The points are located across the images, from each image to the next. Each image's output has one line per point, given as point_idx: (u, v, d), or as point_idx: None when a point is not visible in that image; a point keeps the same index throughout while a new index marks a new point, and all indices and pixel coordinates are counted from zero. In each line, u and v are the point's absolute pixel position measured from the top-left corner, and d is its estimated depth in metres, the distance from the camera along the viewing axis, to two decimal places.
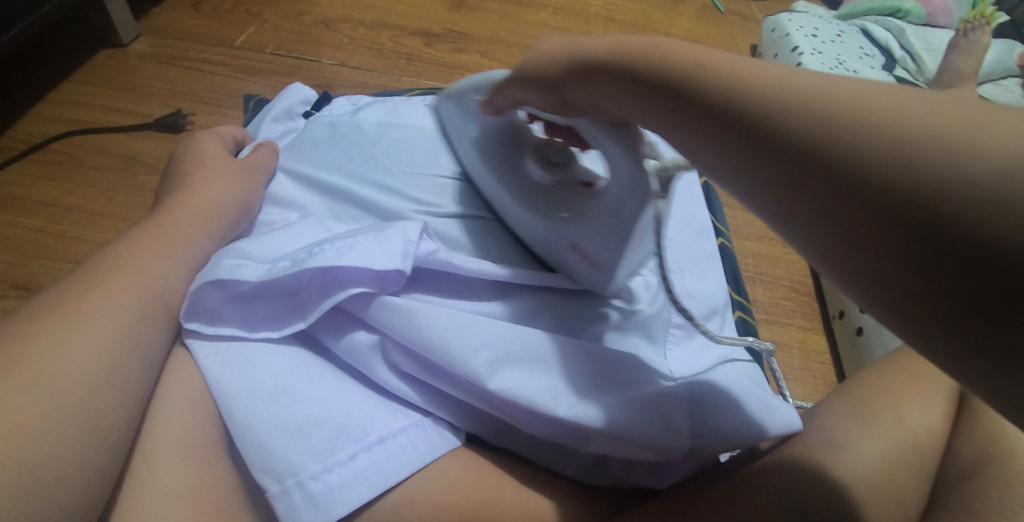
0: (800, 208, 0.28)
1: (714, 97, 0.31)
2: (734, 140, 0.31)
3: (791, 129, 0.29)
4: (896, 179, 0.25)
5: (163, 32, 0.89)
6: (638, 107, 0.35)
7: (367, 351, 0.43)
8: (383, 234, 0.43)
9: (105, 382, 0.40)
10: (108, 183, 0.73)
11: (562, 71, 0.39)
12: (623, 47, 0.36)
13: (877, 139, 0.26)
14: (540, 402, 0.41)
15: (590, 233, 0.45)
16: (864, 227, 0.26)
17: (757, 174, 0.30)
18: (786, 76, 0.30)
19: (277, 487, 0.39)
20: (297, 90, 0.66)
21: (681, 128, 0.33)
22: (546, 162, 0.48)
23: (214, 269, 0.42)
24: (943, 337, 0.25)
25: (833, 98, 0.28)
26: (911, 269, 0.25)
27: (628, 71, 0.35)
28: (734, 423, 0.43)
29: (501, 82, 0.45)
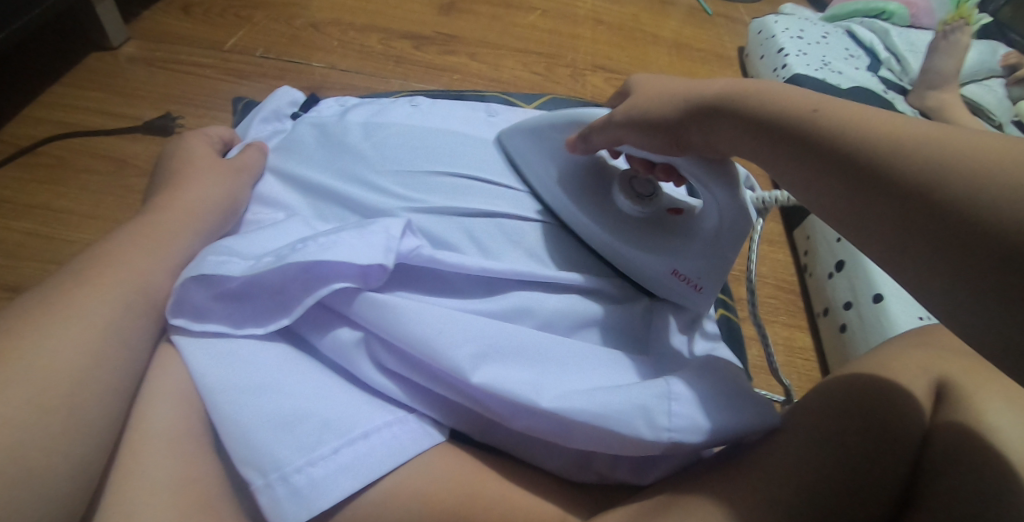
0: (875, 226, 0.34)
1: (827, 144, 0.36)
2: (824, 170, 0.36)
3: (899, 174, 0.33)
4: (998, 221, 0.29)
5: (153, 35, 0.90)
6: (749, 146, 0.41)
7: (351, 347, 0.44)
8: (367, 230, 0.44)
9: (89, 377, 0.40)
10: (97, 186, 0.73)
11: (666, 110, 0.45)
12: (724, 91, 0.42)
13: (947, 170, 0.32)
14: (522, 396, 0.41)
15: (693, 257, 0.50)
16: (965, 261, 0.30)
17: (841, 197, 0.35)
18: (874, 116, 0.36)
19: (262, 481, 0.39)
20: (286, 92, 0.67)
21: (777, 158, 0.39)
22: (634, 194, 0.52)
23: (198, 266, 0.43)
24: (995, 341, 0.29)
25: (911, 137, 0.34)
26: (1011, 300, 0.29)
27: (741, 116, 0.41)
28: (714, 416, 0.44)
29: (599, 122, 0.49)
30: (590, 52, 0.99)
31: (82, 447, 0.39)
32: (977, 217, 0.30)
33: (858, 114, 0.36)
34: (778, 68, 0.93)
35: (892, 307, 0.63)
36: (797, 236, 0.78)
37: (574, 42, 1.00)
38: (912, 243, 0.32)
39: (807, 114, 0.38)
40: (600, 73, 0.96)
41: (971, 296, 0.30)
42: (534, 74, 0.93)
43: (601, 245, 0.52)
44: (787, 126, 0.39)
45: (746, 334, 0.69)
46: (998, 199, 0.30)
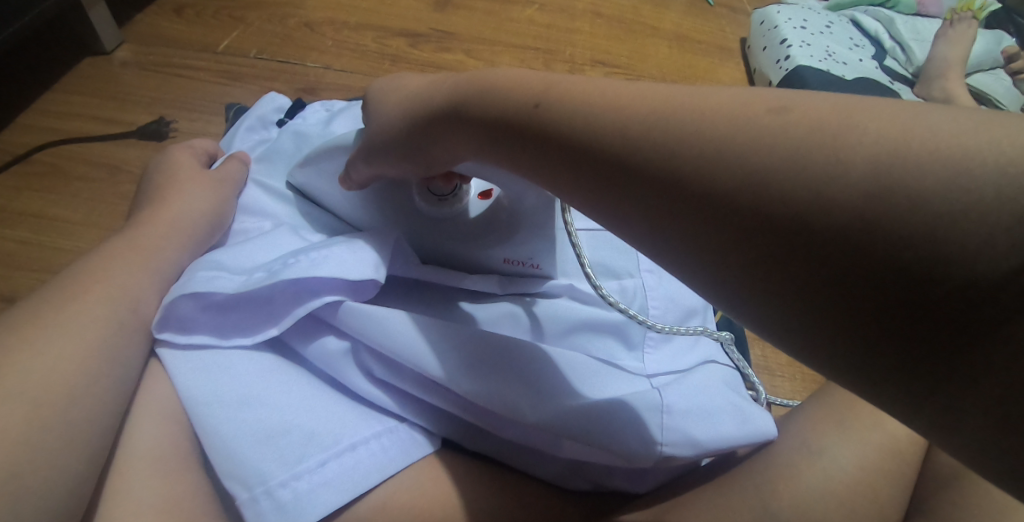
0: (732, 270, 0.28)
1: (583, 146, 0.32)
2: (645, 200, 0.30)
3: (668, 172, 0.30)
4: (789, 212, 0.26)
5: (146, 39, 0.89)
6: (500, 149, 0.37)
7: (340, 358, 0.43)
8: (357, 246, 0.44)
9: (82, 393, 0.40)
10: (90, 193, 0.73)
11: (410, 130, 0.41)
12: (483, 96, 0.37)
13: (789, 175, 0.27)
14: (504, 408, 0.42)
15: (517, 246, 0.47)
16: (770, 263, 0.27)
17: (698, 246, 0.29)
18: (665, 114, 0.30)
19: (246, 495, 0.38)
20: (272, 98, 0.66)
21: (598, 200, 0.32)
22: (430, 195, 0.46)
23: (189, 281, 0.42)
24: (844, 350, 0.26)
25: (678, 132, 0.30)
26: (827, 297, 0.26)
27: (476, 116, 0.37)
28: (705, 427, 0.43)
29: (354, 158, 0.45)
30: (588, 46, 0.98)
31: (72, 465, 0.38)
32: (849, 227, 0.25)
33: (648, 115, 0.31)
34: (781, 60, 0.91)
35: None
36: None
37: (572, 36, 0.99)
38: (780, 285, 0.27)
39: (590, 122, 0.32)
40: (598, 67, 0.94)
41: (907, 344, 0.24)
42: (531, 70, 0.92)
43: (429, 252, 0.49)
44: (566, 141, 0.33)
45: (749, 333, 0.67)
46: (864, 195, 0.25)
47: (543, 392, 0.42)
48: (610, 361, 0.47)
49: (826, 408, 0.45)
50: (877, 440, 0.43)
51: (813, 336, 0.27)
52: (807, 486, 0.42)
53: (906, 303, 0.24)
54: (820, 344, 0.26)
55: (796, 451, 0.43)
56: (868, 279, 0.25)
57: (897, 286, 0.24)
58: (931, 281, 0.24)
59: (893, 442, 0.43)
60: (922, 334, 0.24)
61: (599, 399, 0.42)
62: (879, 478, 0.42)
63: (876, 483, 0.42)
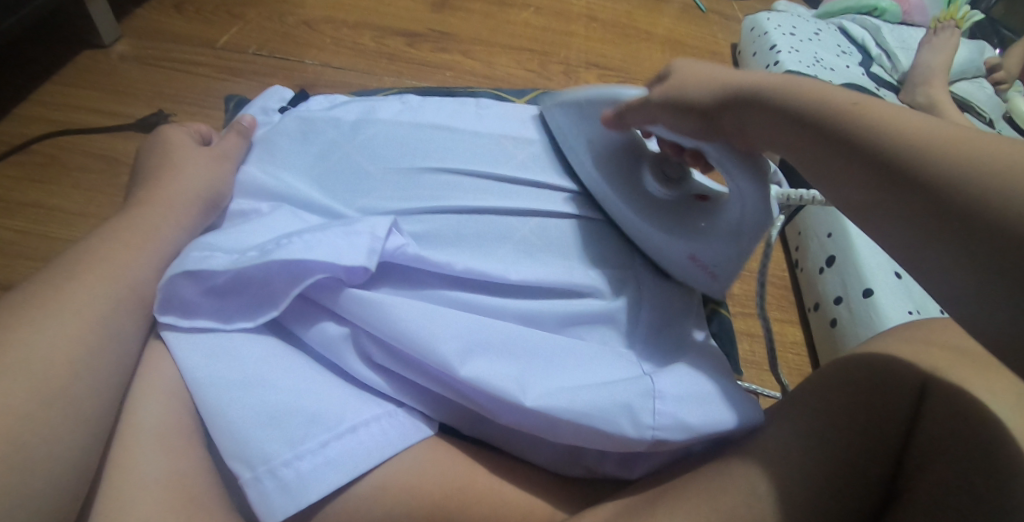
0: (885, 214, 0.35)
1: (833, 122, 0.38)
2: (856, 167, 0.36)
3: (895, 150, 0.35)
4: (983, 201, 0.32)
5: (145, 34, 0.89)
6: (777, 125, 0.40)
7: (339, 342, 0.44)
8: (352, 229, 0.44)
9: (84, 370, 0.41)
10: (90, 183, 0.73)
11: (707, 95, 0.44)
12: (779, 83, 0.41)
13: (969, 166, 0.33)
14: (505, 390, 0.43)
15: (711, 246, 0.48)
16: (948, 235, 0.33)
17: (896, 211, 0.35)
18: (899, 117, 0.36)
19: (250, 474, 0.40)
20: (276, 91, 0.68)
21: (825, 165, 0.38)
22: (663, 176, 0.50)
23: (184, 261, 0.43)
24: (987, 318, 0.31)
25: (914, 127, 0.35)
26: (979, 271, 0.31)
27: (772, 99, 0.41)
28: (695, 411, 0.44)
29: (637, 102, 0.47)
30: (584, 49, 0.99)
31: (78, 441, 0.39)
32: (996, 206, 0.31)
33: (903, 117, 0.36)
34: (771, 65, 0.93)
35: (883, 300, 0.63)
36: (790, 233, 0.79)
37: (567, 39, 1.00)
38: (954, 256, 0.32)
39: (858, 116, 0.37)
40: (593, 69, 0.96)
41: None
42: (528, 71, 0.94)
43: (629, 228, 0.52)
44: (820, 119, 0.39)
45: (737, 328, 0.69)
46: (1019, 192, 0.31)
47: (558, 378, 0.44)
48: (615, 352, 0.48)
49: (812, 389, 0.45)
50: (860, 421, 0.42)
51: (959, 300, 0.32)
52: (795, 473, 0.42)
53: None
54: (943, 286, 0.33)
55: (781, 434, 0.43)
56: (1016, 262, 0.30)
57: None
58: None
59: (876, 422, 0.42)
60: None
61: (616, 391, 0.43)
62: (859, 457, 0.42)
63: (856, 463, 0.41)
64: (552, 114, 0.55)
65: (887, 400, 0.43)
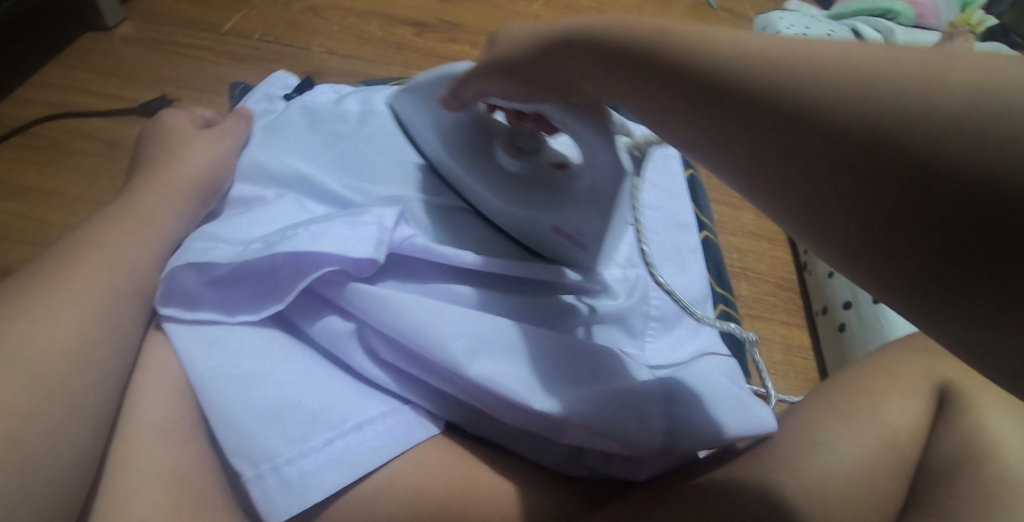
0: (772, 173, 0.28)
1: (677, 66, 0.31)
2: (720, 117, 0.29)
3: (758, 90, 0.28)
4: (877, 135, 0.24)
5: (149, 16, 0.88)
6: (619, 79, 0.34)
7: (345, 337, 0.44)
8: (358, 220, 0.43)
9: (86, 361, 0.40)
10: (90, 167, 0.72)
11: (527, 50, 0.39)
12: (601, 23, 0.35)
13: (838, 91, 0.25)
14: (513, 388, 0.42)
15: (570, 214, 0.47)
16: (852, 189, 0.25)
17: (784, 170, 0.27)
18: (743, 43, 0.29)
19: (252, 472, 0.39)
20: (280, 77, 0.67)
21: (684, 123, 0.31)
22: (515, 149, 0.50)
23: (186, 252, 0.42)
24: (926, 287, 0.24)
25: (773, 55, 0.28)
26: (893, 227, 0.24)
27: (604, 47, 0.34)
28: (704, 416, 0.44)
29: (466, 76, 0.45)
30: None
31: (79, 433, 0.38)
32: (875, 133, 0.24)
33: (748, 41, 0.29)
34: None
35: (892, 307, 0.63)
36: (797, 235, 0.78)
37: None
38: (863, 215, 0.25)
39: (694, 52, 0.30)
40: None
41: (977, 276, 0.23)
42: None
43: (494, 213, 0.51)
44: (665, 63, 0.31)
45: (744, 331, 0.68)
46: (904, 105, 0.24)
47: (566, 377, 0.43)
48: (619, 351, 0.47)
49: (824, 404, 0.46)
50: (878, 434, 0.43)
51: (879, 270, 0.25)
52: (808, 483, 0.41)
53: (975, 231, 0.22)
54: (858, 262, 0.26)
55: (796, 444, 0.43)
56: (937, 209, 0.23)
57: (971, 214, 0.22)
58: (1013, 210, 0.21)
59: (893, 435, 0.43)
60: (995, 269, 0.22)
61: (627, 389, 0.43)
62: (879, 470, 0.42)
63: (875, 474, 0.42)
64: (398, 99, 0.54)
65: (903, 413, 0.44)
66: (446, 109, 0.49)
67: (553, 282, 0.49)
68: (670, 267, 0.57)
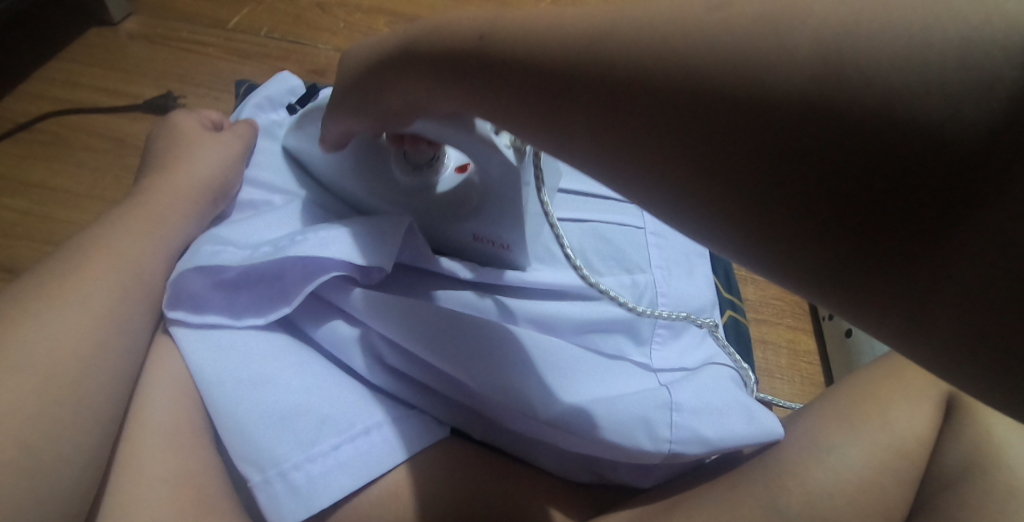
0: (693, 164, 0.24)
1: (536, 64, 0.28)
2: (614, 109, 0.26)
3: (655, 72, 0.24)
4: (821, 106, 0.21)
5: (155, 11, 0.88)
6: (475, 97, 0.31)
7: (352, 344, 0.43)
8: (371, 223, 0.43)
9: (93, 364, 0.40)
10: (96, 165, 0.72)
11: (364, 76, 0.39)
12: (435, 30, 0.33)
13: (758, 58, 0.22)
14: (520, 401, 0.42)
15: (483, 220, 0.45)
16: (801, 173, 0.22)
17: (710, 158, 0.24)
18: (606, 27, 0.26)
19: (259, 477, 0.39)
20: (284, 79, 0.66)
21: (577, 121, 0.27)
22: (409, 165, 0.45)
23: (194, 255, 0.42)
24: (897, 271, 0.21)
25: (648, 33, 0.25)
26: (854, 211, 0.21)
27: (444, 60, 0.32)
28: (712, 425, 0.43)
29: (330, 110, 0.43)
30: None
31: (86, 438, 0.38)
32: (795, 99, 0.22)
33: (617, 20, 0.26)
34: None
35: None
36: None
37: None
38: (817, 201, 0.21)
39: (549, 49, 0.27)
40: None
41: (959, 249, 0.20)
42: None
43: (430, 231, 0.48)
44: (525, 63, 0.28)
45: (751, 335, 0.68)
46: (841, 65, 0.21)
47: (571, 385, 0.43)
48: (624, 360, 0.47)
49: (832, 409, 0.45)
50: (885, 441, 0.43)
51: (844, 264, 0.22)
52: (817, 493, 0.41)
53: (951, 199, 0.20)
54: (810, 255, 0.22)
55: (805, 450, 0.43)
56: (905, 183, 0.20)
57: (951, 179, 0.20)
58: (989, 169, 0.19)
59: (901, 444, 0.43)
60: (976, 239, 0.20)
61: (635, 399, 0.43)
62: (889, 479, 0.42)
63: (885, 485, 0.42)
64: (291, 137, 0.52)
65: (911, 421, 0.44)
66: (325, 149, 0.47)
67: (559, 292, 0.48)
68: (679, 273, 0.56)
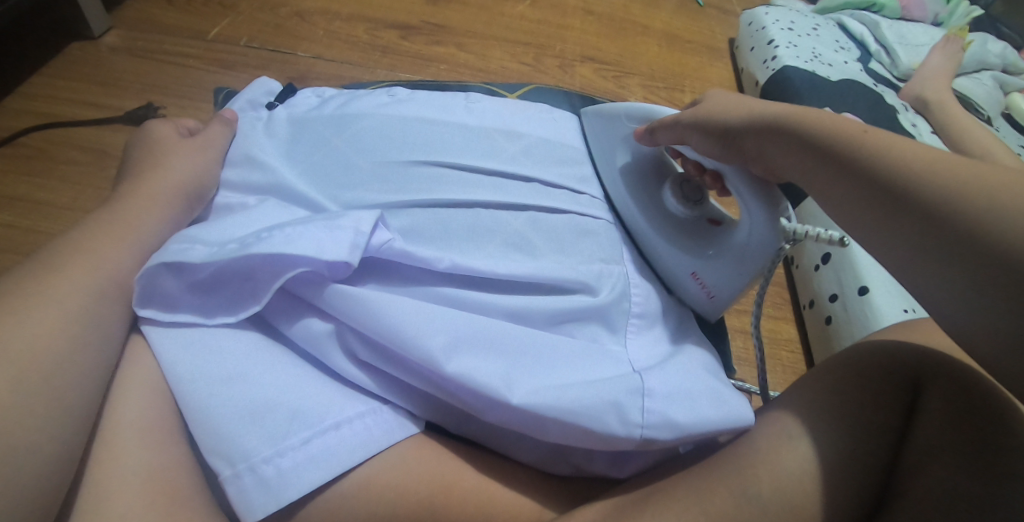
0: (898, 232, 0.38)
1: (831, 147, 0.42)
2: (857, 190, 0.40)
3: (898, 180, 0.39)
4: (979, 231, 0.35)
5: (135, 25, 0.88)
6: (798, 158, 0.43)
7: (322, 338, 0.44)
8: (335, 223, 0.43)
9: (64, 363, 0.40)
10: (78, 177, 0.72)
11: (737, 118, 0.46)
12: (775, 112, 0.44)
13: (959, 193, 0.36)
14: (490, 388, 0.42)
15: (713, 266, 0.50)
16: (949, 260, 0.36)
17: (907, 236, 0.38)
18: (898, 147, 0.40)
19: (229, 471, 0.39)
20: (262, 83, 0.67)
21: (836, 189, 0.41)
22: (682, 195, 0.52)
23: (163, 253, 0.42)
24: (987, 339, 0.35)
25: (915, 159, 0.39)
26: (975, 290, 0.35)
27: (791, 131, 0.43)
28: (683, 411, 0.43)
29: (669, 120, 0.49)
30: (580, 43, 0.99)
31: (57, 436, 0.38)
32: (971, 223, 0.36)
33: (903, 148, 0.40)
34: (768, 60, 0.92)
35: (877, 299, 0.62)
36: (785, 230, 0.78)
37: (563, 32, 1.00)
38: (958, 279, 0.36)
39: (854, 140, 0.41)
40: (589, 63, 0.95)
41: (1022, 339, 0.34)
42: (522, 64, 0.93)
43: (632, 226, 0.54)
44: (820, 145, 0.42)
45: (732, 326, 0.68)
46: (1001, 219, 0.35)
47: (537, 375, 0.43)
48: (594, 349, 0.46)
49: (805, 386, 0.45)
50: (855, 418, 0.42)
51: (956, 315, 0.36)
52: (791, 476, 0.41)
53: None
54: (939, 304, 0.37)
55: (773, 431, 0.43)
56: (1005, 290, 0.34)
57: None
58: None
59: (871, 421, 0.42)
60: None
61: (602, 391, 0.43)
62: (859, 460, 0.41)
63: (856, 467, 0.41)
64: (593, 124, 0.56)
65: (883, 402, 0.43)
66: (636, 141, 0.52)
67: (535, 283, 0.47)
68: None
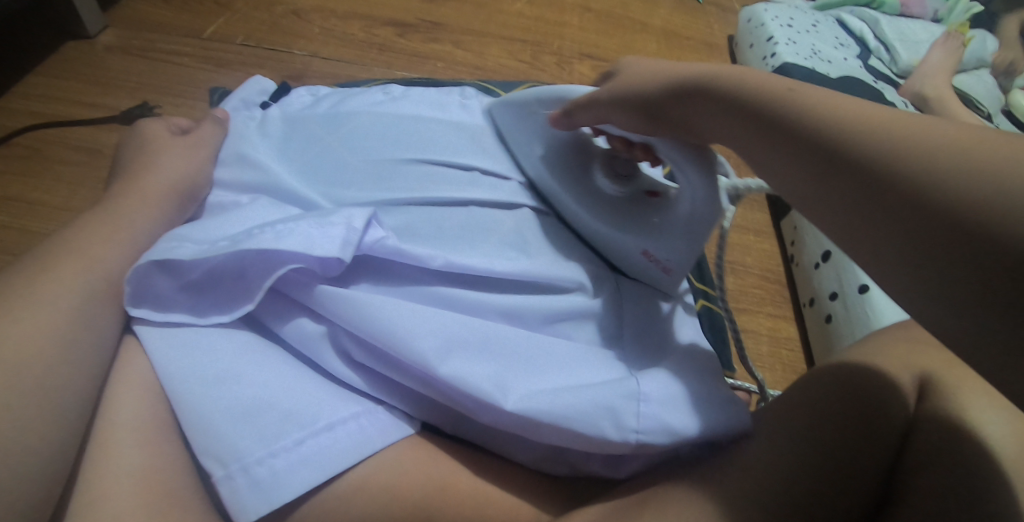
0: (843, 204, 0.33)
1: (768, 113, 0.37)
2: (796, 158, 0.35)
3: (838, 142, 0.33)
4: (928, 193, 0.30)
5: (130, 24, 0.88)
6: (739, 133, 0.38)
7: (315, 339, 0.43)
8: (327, 220, 0.42)
9: (57, 365, 0.39)
10: (73, 177, 0.72)
11: (660, 90, 0.42)
12: (710, 79, 0.40)
13: (907, 153, 0.31)
14: (484, 390, 0.41)
15: (661, 239, 0.48)
16: (899, 229, 0.30)
17: (852, 206, 0.32)
18: (845, 106, 0.35)
19: (221, 472, 0.39)
20: (255, 82, 0.66)
21: (778, 158, 0.36)
22: (614, 173, 0.49)
23: (154, 250, 0.42)
24: (947, 319, 0.29)
25: (864, 119, 0.33)
26: (928, 264, 0.29)
27: (727, 99, 0.39)
28: (679, 411, 0.43)
29: (585, 99, 0.45)
30: (578, 40, 0.98)
31: (49, 439, 0.38)
32: (922, 185, 0.30)
33: (846, 107, 0.35)
34: (768, 56, 0.92)
35: (877, 299, 0.62)
36: (783, 228, 0.77)
37: (561, 29, 0.99)
38: (908, 251, 0.30)
39: (792, 103, 0.36)
40: (587, 61, 0.95)
41: (984, 317, 0.28)
42: (519, 61, 0.92)
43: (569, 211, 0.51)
44: (761, 113, 0.37)
45: None
46: (953, 178, 0.29)
47: (532, 377, 0.43)
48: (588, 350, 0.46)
49: (805, 386, 0.45)
50: (855, 422, 0.42)
51: (910, 294, 0.30)
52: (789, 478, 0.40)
53: (989, 277, 0.27)
54: (891, 284, 0.31)
55: (772, 431, 0.43)
56: (959, 259, 0.28)
57: (985, 268, 0.27)
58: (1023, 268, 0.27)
59: (871, 425, 0.42)
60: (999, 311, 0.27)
61: (596, 395, 0.42)
62: (857, 464, 0.41)
63: (855, 470, 0.41)
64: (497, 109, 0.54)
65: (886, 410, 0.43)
66: (551, 125, 0.48)
67: (531, 283, 0.47)
68: None
